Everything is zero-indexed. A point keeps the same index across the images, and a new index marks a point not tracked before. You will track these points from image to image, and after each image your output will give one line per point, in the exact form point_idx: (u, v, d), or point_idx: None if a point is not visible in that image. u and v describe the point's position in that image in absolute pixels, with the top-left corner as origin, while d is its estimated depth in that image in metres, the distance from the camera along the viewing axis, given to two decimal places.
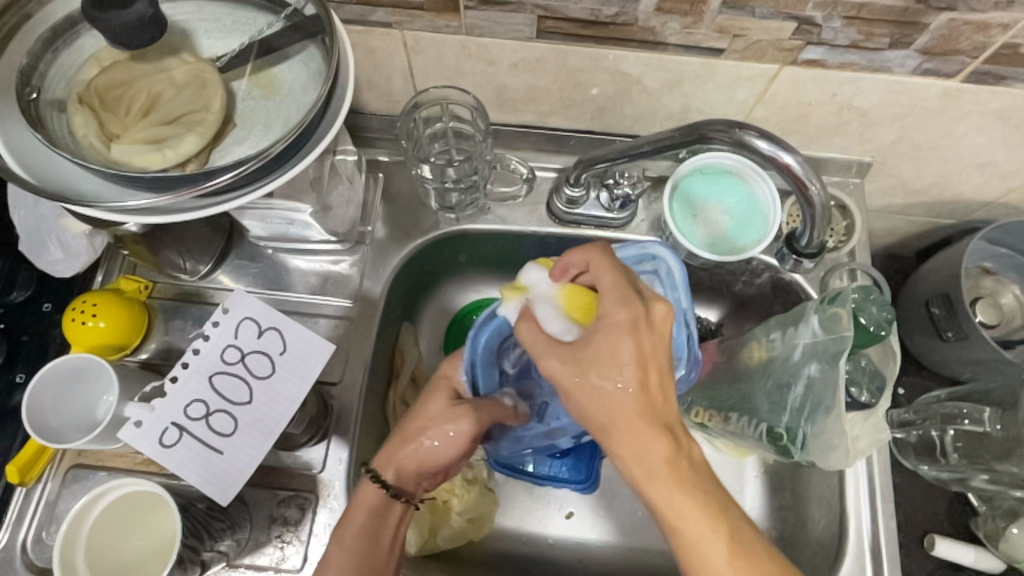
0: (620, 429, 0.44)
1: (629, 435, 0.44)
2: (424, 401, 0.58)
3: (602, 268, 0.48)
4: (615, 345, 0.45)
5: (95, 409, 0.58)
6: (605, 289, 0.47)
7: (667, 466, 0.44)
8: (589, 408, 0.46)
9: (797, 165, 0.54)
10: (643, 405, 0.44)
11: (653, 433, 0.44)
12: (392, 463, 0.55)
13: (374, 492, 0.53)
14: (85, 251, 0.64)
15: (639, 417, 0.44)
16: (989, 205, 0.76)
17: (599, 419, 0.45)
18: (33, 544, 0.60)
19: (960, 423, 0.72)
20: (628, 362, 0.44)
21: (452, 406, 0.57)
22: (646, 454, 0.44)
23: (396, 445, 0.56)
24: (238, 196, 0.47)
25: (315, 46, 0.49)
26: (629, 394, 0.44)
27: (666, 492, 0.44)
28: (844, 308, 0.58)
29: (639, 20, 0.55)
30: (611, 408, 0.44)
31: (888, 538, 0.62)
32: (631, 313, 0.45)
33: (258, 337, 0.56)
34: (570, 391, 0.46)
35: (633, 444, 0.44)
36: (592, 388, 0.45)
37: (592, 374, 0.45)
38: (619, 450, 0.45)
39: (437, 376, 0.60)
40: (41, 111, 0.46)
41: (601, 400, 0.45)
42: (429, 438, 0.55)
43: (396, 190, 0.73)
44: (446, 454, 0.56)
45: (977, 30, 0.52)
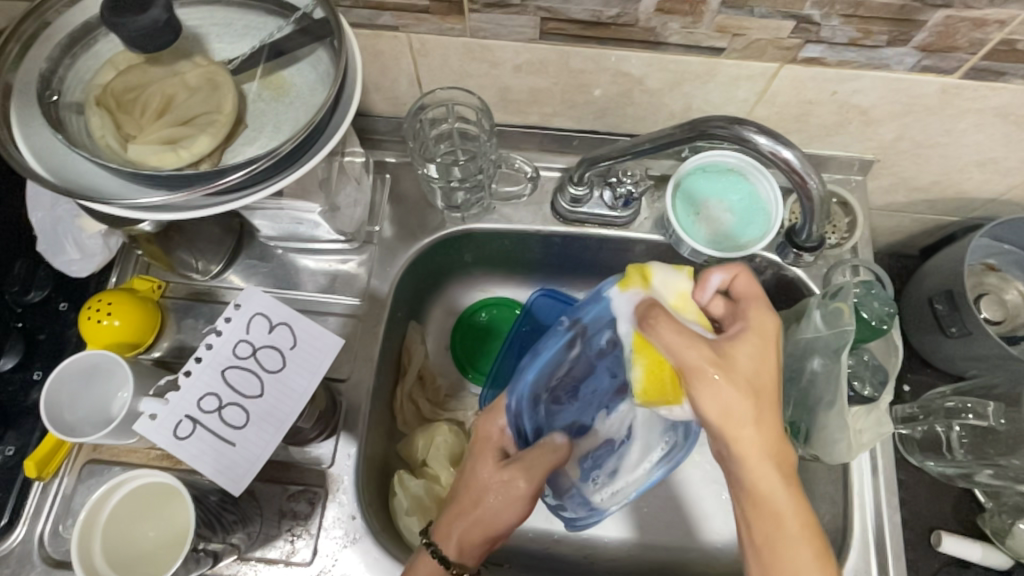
0: (762, 407, 0.46)
1: (766, 437, 0.46)
2: (473, 463, 0.57)
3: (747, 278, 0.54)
4: (767, 352, 0.48)
5: (110, 405, 0.60)
6: (754, 299, 0.51)
7: (790, 468, 0.47)
8: (734, 400, 0.45)
9: (795, 160, 0.55)
10: (777, 407, 0.48)
11: (783, 437, 0.48)
12: (454, 538, 0.54)
13: (428, 568, 0.52)
14: (100, 251, 0.66)
15: (775, 411, 0.47)
16: (991, 202, 0.77)
17: (725, 414, 0.46)
18: (50, 537, 0.61)
19: (965, 418, 0.71)
20: (764, 363, 0.47)
21: (499, 466, 0.55)
22: (778, 453, 0.47)
23: (457, 516, 0.54)
24: (251, 193, 0.48)
25: (322, 49, 0.51)
26: (772, 392, 0.47)
27: (789, 497, 0.47)
28: (846, 303, 0.59)
29: (640, 21, 0.56)
30: (761, 390, 0.46)
31: (892, 532, 0.62)
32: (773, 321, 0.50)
33: (269, 332, 0.58)
34: (720, 386, 0.45)
35: (768, 439, 0.47)
36: (750, 376, 0.46)
37: (742, 360, 0.47)
38: (757, 451, 0.46)
39: (479, 434, 0.59)
40: (61, 113, 0.47)
41: (755, 386, 0.46)
42: (489, 505, 0.54)
43: (403, 191, 0.74)
44: (502, 520, 0.54)
45: (974, 26, 0.53)
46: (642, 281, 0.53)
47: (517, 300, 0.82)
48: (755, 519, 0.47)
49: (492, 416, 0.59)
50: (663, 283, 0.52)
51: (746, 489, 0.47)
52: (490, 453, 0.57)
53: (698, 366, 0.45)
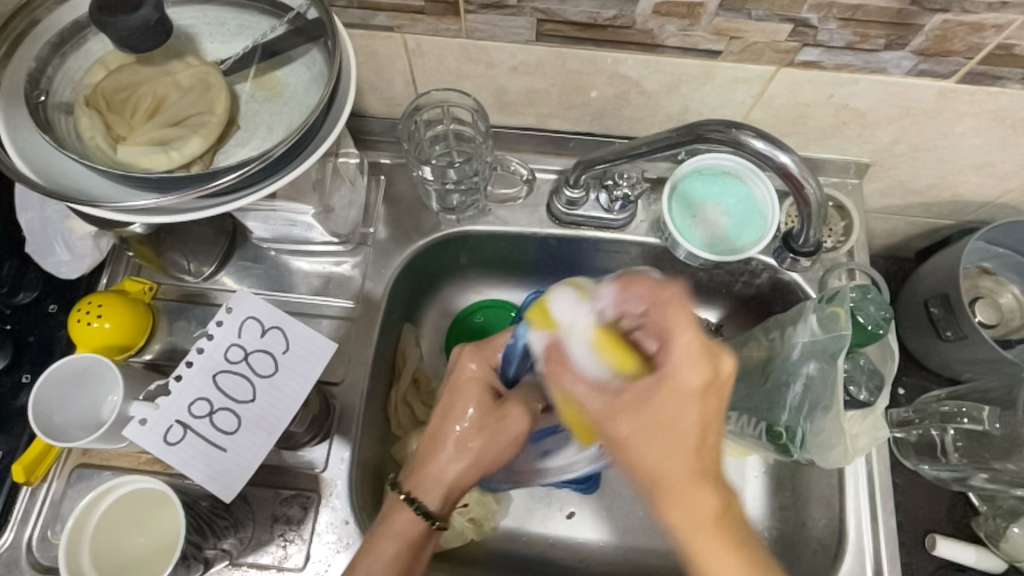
0: (654, 453, 0.41)
1: (677, 495, 0.41)
2: (453, 406, 0.55)
3: (676, 308, 0.42)
4: (681, 407, 0.41)
5: (100, 409, 0.59)
6: (670, 333, 0.42)
7: (711, 524, 0.40)
8: (639, 458, 0.42)
9: (793, 165, 0.55)
10: (695, 462, 0.41)
11: (703, 490, 0.41)
12: (439, 489, 0.53)
13: (407, 521, 0.52)
14: (90, 252, 0.65)
15: (706, 470, 0.41)
16: (987, 205, 0.77)
17: (650, 474, 0.42)
18: (38, 542, 0.60)
19: (960, 422, 0.72)
20: (677, 415, 0.41)
21: (492, 410, 0.55)
22: (697, 515, 0.40)
23: (433, 467, 0.54)
24: (243, 196, 0.48)
25: (316, 50, 0.50)
26: (686, 452, 0.41)
27: (712, 556, 0.40)
28: (842, 307, 0.58)
29: (637, 23, 0.55)
30: (664, 452, 0.41)
31: (887, 537, 0.62)
32: (701, 372, 0.41)
33: (262, 336, 0.57)
34: (614, 439, 0.43)
35: (681, 500, 0.41)
36: (644, 426, 0.41)
37: (654, 409, 0.41)
38: (670, 509, 0.41)
39: (459, 374, 0.57)
40: (49, 114, 0.47)
41: (653, 434, 0.41)
42: (486, 445, 0.54)
43: (398, 192, 0.74)
44: (498, 457, 0.55)
45: (971, 31, 0.52)
46: (550, 323, 0.47)
47: (512, 302, 0.81)
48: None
49: (480, 352, 0.57)
50: (569, 325, 0.46)
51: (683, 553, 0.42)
52: (481, 394, 0.55)
53: (597, 411, 0.43)
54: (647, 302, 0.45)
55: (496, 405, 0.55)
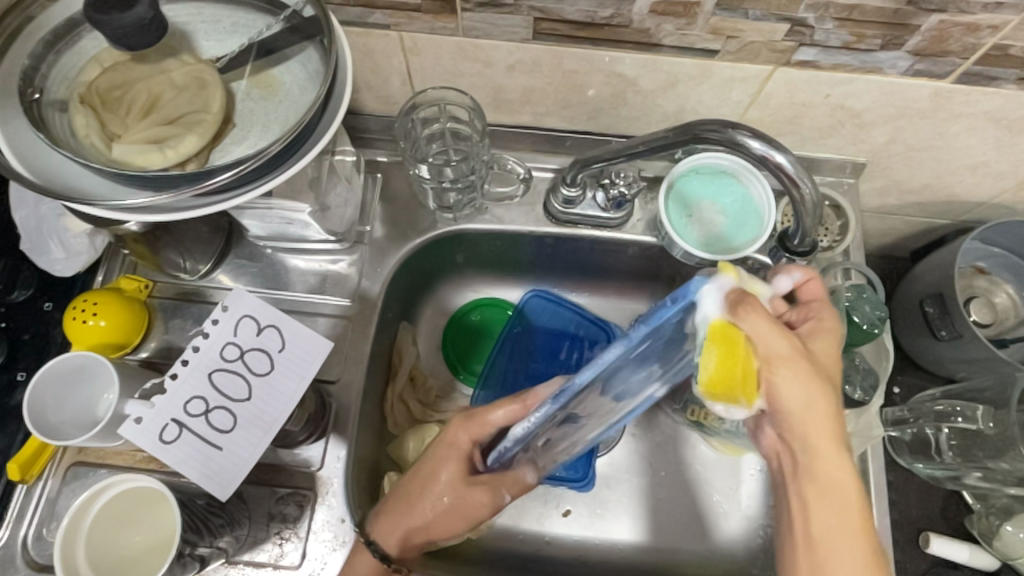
0: (834, 384, 0.46)
1: (818, 423, 0.46)
2: (432, 466, 0.58)
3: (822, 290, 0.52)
4: (831, 348, 0.48)
5: (95, 407, 0.59)
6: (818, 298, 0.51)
7: (846, 448, 0.47)
8: (803, 397, 0.45)
9: (789, 165, 0.55)
10: (836, 392, 0.47)
11: (835, 420, 0.47)
12: (397, 534, 0.57)
13: (368, 563, 0.56)
14: (85, 250, 0.65)
15: (843, 398, 0.48)
16: (982, 205, 0.77)
17: (803, 404, 0.45)
18: (34, 541, 0.60)
19: (954, 421, 0.72)
20: (834, 361, 0.47)
21: (464, 482, 0.57)
22: (837, 456, 0.46)
23: (399, 513, 0.57)
24: (239, 194, 0.48)
25: (312, 47, 0.50)
26: (835, 380, 0.47)
27: (844, 476, 0.46)
28: (837, 307, 0.59)
29: (634, 22, 0.55)
30: (832, 380, 0.46)
31: (882, 535, 0.62)
32: (835, 323, 0.49)
33: (257, 334, 0.57)
34: (779, 370, 0.44)
35: (828, 428, 0.46)
36: (825, 359, 0.47)
37: (822, 357, 0.47)
38: (816, 432, 0.46)
39: (447, 437, 0.58)
40: (43, 111, 0.46)
41: (829, 370, 0.46)
42: (441, 508, 0.56)
43: (394, 190, 0.74)
44: (449, 528, 0.57)
45: (967, 31, 0.52)
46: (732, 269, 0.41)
47: (508, 300, 0.81)
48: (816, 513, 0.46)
49: (468, 427, 0.58)
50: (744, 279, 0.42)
51: (809, 473, 0.47)
52: (457, 465, 0.57)
53: (777, 354, 0.44)
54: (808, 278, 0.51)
55: (467, 478, 0.57)
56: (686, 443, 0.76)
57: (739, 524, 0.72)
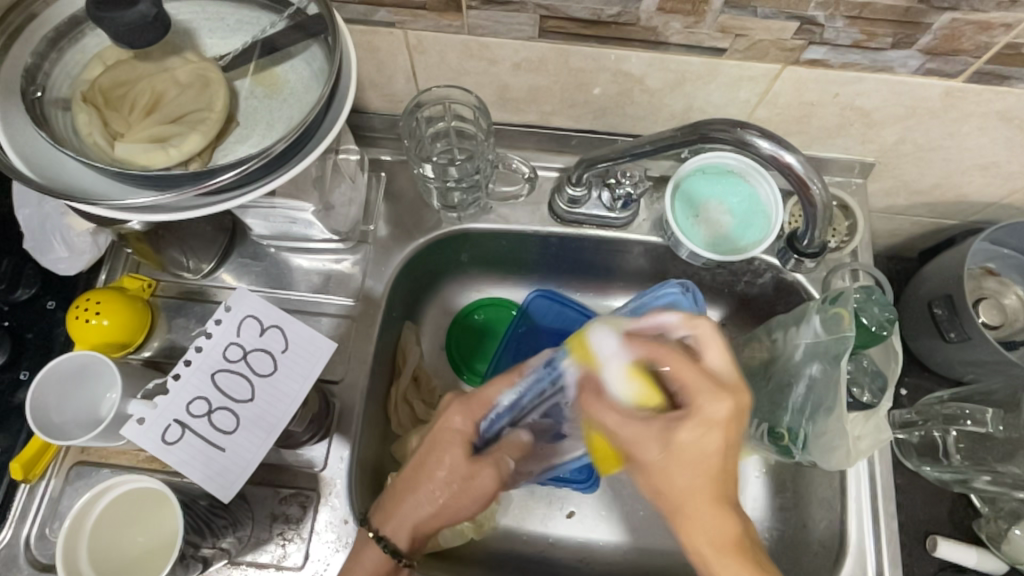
0: (681, 474, 0.47)
1: (695, 514, 0.47)
2: (433, 453, 0.55)
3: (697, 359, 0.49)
4: (705, 439, 0.46)
5: (99, 407, 0.58)
6: (690, 378, 0.48)
7: (734, 542, 0.46)
8: (664, 483, 0.48)
9: (798, 165, 0.54)
10: (704, 482, 0.47)
11: (717, 512, 0.47)
12: (406, 529, 0.53)
13: (377, 558, 0.53)
14: (89, 249, 0.64)
15: (717, 487, 0.47)
16: (992, 205, 0.76)
17: (683, 493, 0.47)
18: (37, 540, 0.60)
19: (962, 424, 0.72)
20: (701, 448, 0.47)
21: (467, 466, 0.54)
22: (716, 533, 0.46)
23: (402, 506, 0.54)
24: (242, 194, 0.47)
25: (317, 46, 0.50)
26: (700, 475, 0.47)
27: (734, 572, 0.45)
28: (846, 308, 0.58)
29: (641, 20, 0.55)
30: (692, 479, 0.47)
31: (889, 539, 0.62)
32: (727, 406, 0.47)
33: (261, 334, 0.56)
34: (651, 461, 0.47)
35: (697, 517, 0.47)
36: (685, 453, 0.47)
37: (682, 448, 0.47)
38: (694, 524, 0.47)
39: (442, 423, 0.56)
40: (46, 110, 0.46)
41: (688, 463, 0.47)
42: (444, 495, 0.54)
43: (399, 189, 0.73)
44: (457, 514, 0.54)
45: (980, 30, 0.52)
46: (587, 357, 0.52)
47: (512, 300, 0.81)
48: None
49: (466, 408, 0.56)
50: (603, 354, 0.51)
51: (701, 564, 0.47)
52: (456, 451, 0.55)
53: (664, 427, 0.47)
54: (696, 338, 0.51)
55: (471, 461, 0.54)
56: None
57: None
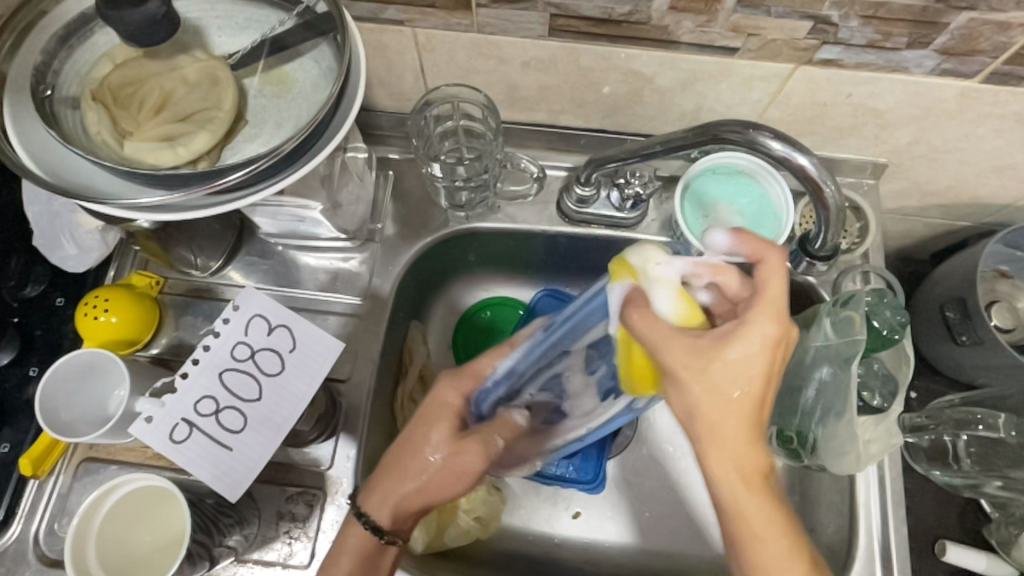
0: (715, 379, 0.40)
1: (727, 433, 0.41)
2: (421, 424, 0.55)
3: (774, 268, 0.42)
4: (753, 355, 0.40)
5: (107, 404, 0.58)
6: (767, 293, 0.41)
7: (756, 473, 0.42)
8: (699, 399, 0.41)
9: (811, 166, 0.53)
10: (745, 406, 0.41)
11: (755, 444, 0.42)
12: (389, 506, 0.52)
13: (362, 536, 0.51)
14: (97, 246, 0.64)
15: (753, 413, 0.41)
16: (1005, 208, 0.75)
17: (705, 420, 0.41)
18: (45, 536, 0.60)
19: (974, 428, 0.71)
20: (746, 367, 0.40)
21: (453, 441, 0.54)
22: (743, 461, 0.41)
23: (387, 484, 0.52)
24: (251, 193, 0.47)
25: (326, 44, 0.50)
26: (745, 399, 0.41)
27: (755, 500, 0.42)
28: (857, 311, 0.58)
29: (653, 18, 0.54)
30: (729, 405, 0.41)
31: (898, 545, 0.61)
32: (777, 328, 0.41)
33: (268, 334, 0.56)
34: (698, 381, 0.40)
35: (715, 438, 0.41)
36: (712, 384, 0.40)
37: (720, 366, 0.40)
38: (712, 451, 0.42)
39: (434, 396, 0.56)
40: (56, 108, 0.46)
41: (713, 369, 0.40)
42: (429, 470, 0.53)
43: (406, 188, 0.73)
44: (441, 494, 0.53)
45: (998, 30, 0.51)
46: (630, 271, 0.44)
47: (519, 299, 0.81)
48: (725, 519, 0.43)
49: (457, 381, 0.56)
50: (657, 272, 0.43)
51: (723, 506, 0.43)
52: (445, 424, 0.55)
53: (708, 347, 0.40)
54: (751, 254, 0.44)
55: (459, 436, 0.54)
56: None
57: None
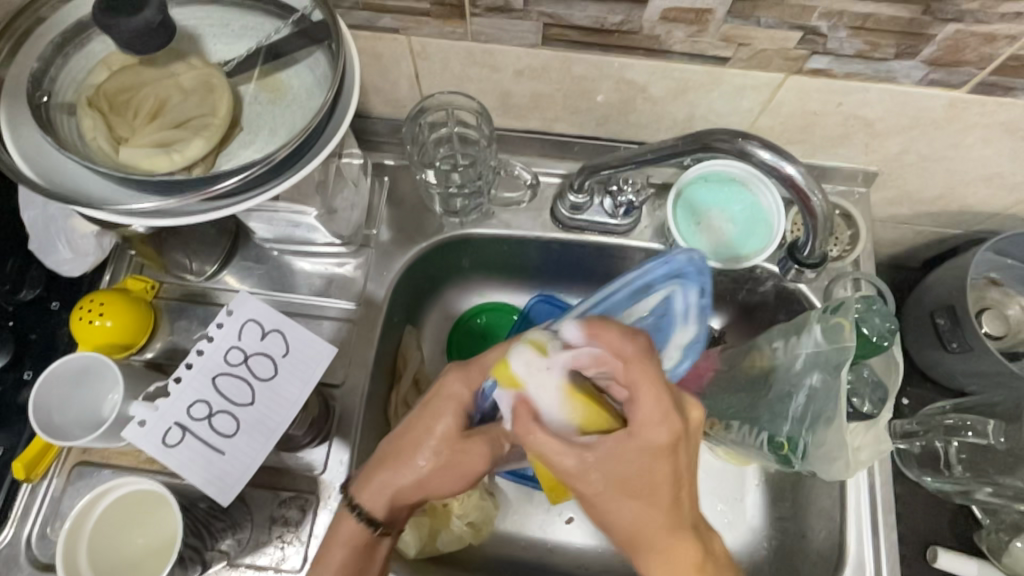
0: (616, 512, 0.42)
1: (654, 548, 0.42)
2: (427, 417, 0.53)
3: (646, 376, 0.40)
4: (654, 462, 0.40)
5: (101, 408, 0.59)
6: (639, 383, 0.40)
7: (696, 567, 0.41)
8: (596, 488, 0.41)
9: (799, 175, 0.54)
10: (664, 517, 0.41)
11: (680, 540, 0.42)
12: (384, 498, 0.52)
13: (354, 528, 0.52)
14: (93, 251, 0.64)
15: (686, 498, 0.42)
16: (995, 216, 0.76)
17: (632, 534, 0.42)
18: (38, 539, 0.60)
19: (964, 435, 0.72)
20: (632, 466, 0.40)
21: (456, 436, 0.52)
22: (675, 568, 0.41)
23: (383, 476, 0.52)
24: (245, 199, 0.48)
25: (321, 52, 0.50)
26: (670, 484, 0.41)
27: None
28: (846, 318, 0.58)
29: (644, 29, 0.55)
30: (637, 517, 0.41)
31: (888, 550, 0.61)
32: (671, 429, 0.40)
33: (261, 339, 0.57)
34: (588, 494, 0.42)
35: (657, 554, 0.42)
36: (619, 477, 0.41)
37: (615, 467, 0.40)
38: (649, 570, 0.42)
39: (443, 386, 0.53)
40: (51, 114, 0.46)
41: (620, 500, 0.41)
42: (428, 471, 0.52)
43: (401, 194, 0.73)
44: (441, 489, 0.52)
45: (984, 41, 0.52)
46: (511, 382, 0.43)
47: (513, 305, 0.81)
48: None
49: (466, 374, 0.53)
50: (536, 376, 0.43)
51: None
52: (453, 420, 0.53)
53: (591, 488, 0.41)
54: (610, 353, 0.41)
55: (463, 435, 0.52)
56: None
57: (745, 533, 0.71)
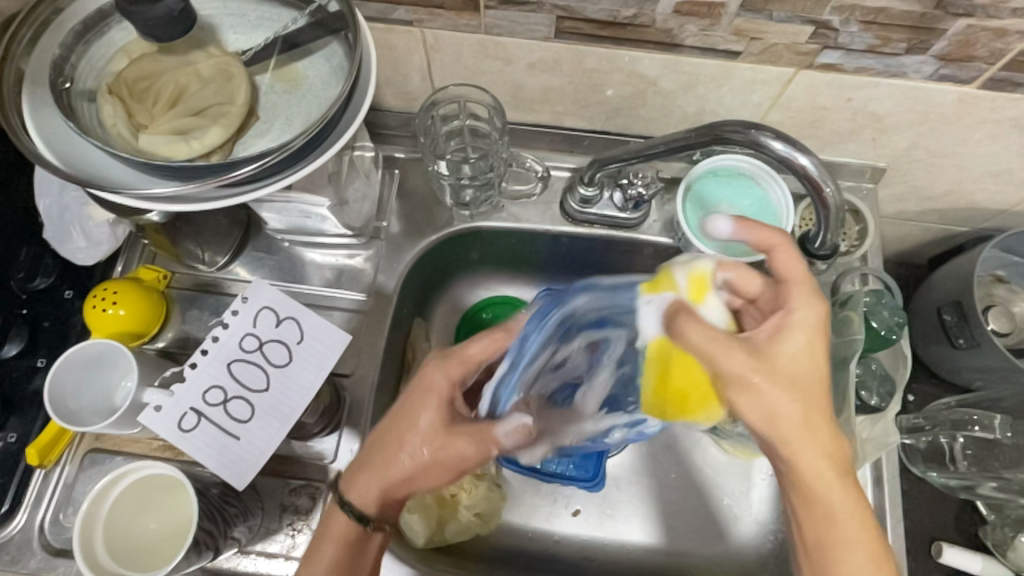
0: (782, 395, 0.46)
1: (805, 433, 0.47)
2: (411, 412, 0.52)
3: (784, 252, 0.50)
4: (797, 350, 0.47)
5: (113, 395, 0.59)
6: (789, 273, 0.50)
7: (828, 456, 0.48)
8: (774, 405, 0.46)
9: (813, 167, 0.54)
10: (817, 398, 0.47)
11: (820, 427, 0.47)
12: (375, 493, 0.52)
13: (343, 525, 0.53)
14: (107, 240, 0.65)
15: (824, 407, 0.47)
16: (1002, 213, 0.76)
17: (769, 417, 0.47)
18: (51, 525, 0.61)
19: (971, 429, 0.73)
20: (803, 360, 0.47)
21: (447, 427, 0.52)
22: (820, 447, 0.47)
23: (375, 472, 0.52)
24: (261, 186, 0.48)
25: (337, 42, 0.50)
26: (815, 373, 0.47)
27: (830, 485, 0.47)
28: (856, 312, 0.59)
29: (656, 22, 0.55)
30: (797, 400, 0.46)
31: (895, 543, 0.62)
32: (811, 315, 0.48)
33: (276, 326, 0.57)
34: (745, 383, 0.46)
35: (802, 439, 0.47)
36: (790, 357, 0.47)
37: (782, 361, 0.46)
38: (792, 449, 0.47)
39: (424, 380, 0.52)
40: (72, 101, 0.47)
41: (776, 358, 0.46)
42: (415, 467, 0.52)
43: (411, 187, 0.74)
44: (428, 482, 0.53)
45: (994, 36, 0.52)
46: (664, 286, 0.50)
47: (521, 299, 0.81)
48: (805, 516, 0.49)
49: (450, 365, 0.52)
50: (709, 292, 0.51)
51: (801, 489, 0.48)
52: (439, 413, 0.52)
53: (785, 329, 0.47)
54: (759, 243, 0.52)
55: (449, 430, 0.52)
56: (697, 446, 0.76)
57: (752, 525, 0.72)
